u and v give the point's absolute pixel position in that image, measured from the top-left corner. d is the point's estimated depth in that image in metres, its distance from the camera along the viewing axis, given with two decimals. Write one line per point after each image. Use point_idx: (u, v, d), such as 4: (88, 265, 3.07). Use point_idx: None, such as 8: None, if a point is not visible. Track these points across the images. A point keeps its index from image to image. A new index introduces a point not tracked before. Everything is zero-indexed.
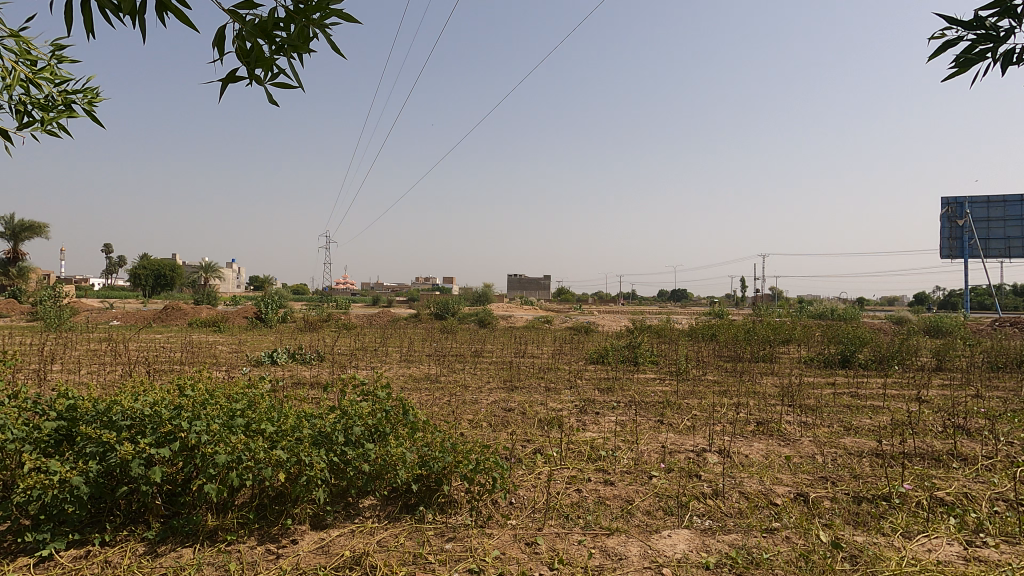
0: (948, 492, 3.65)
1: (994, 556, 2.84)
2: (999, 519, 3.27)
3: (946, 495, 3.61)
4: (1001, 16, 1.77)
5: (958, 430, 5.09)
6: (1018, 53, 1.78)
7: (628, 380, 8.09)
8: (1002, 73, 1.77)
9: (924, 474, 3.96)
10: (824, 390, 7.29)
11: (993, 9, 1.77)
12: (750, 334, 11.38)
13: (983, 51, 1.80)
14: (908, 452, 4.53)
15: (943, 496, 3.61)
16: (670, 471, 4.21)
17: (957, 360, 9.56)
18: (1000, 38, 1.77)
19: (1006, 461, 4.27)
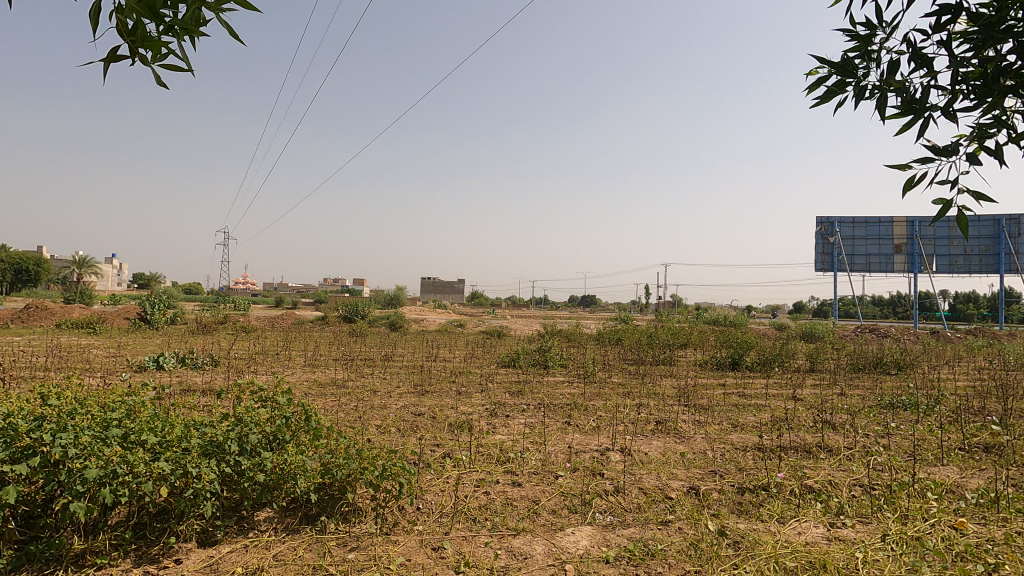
0: (816, 479, 4.07)
1: (851, 535, 3.20)
2: (856, 501, 3.70)
3: (814, 483, 4.02)
4: (861, 57, 2.02)
5: (825, 425, 5.70)
6: (870, 91, 2.01)
7: (537, 384, 8.27)
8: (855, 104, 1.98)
9: (797, 465, 4.39)
10: (716, 390, 7.89)
11: (855, 51, 2.02)
12: (652, 339, 12.07)
13: (845, 85, 2.02)
14: (785, 445, 5.01)
15: (811, 483, 4.02)
16: (575, 470, 4.35)
17: (827, 362, 10.72)
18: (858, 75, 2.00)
19: (863, 450, 4.85)
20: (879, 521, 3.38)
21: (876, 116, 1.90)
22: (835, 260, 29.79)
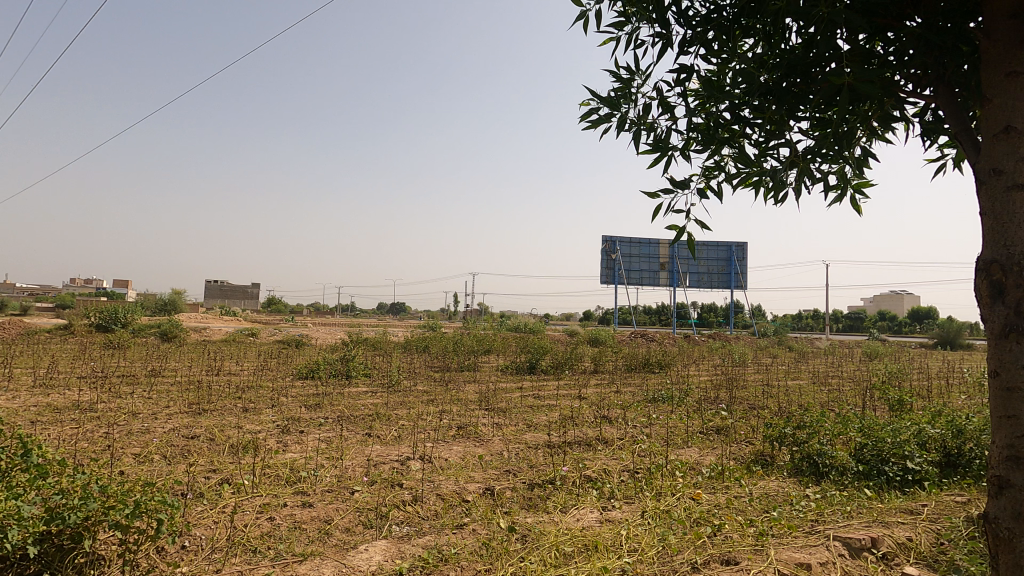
0: (593, 468, 4.57)
1: (617, 515, 3.66)
2: (623, 485, 4.24)
3: (591, 472, 4.51)
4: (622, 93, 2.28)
5: (603, 419, 6.45)
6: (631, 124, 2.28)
7: (338, 395, 7.86)
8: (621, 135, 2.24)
9: (578, 458, 4.88)
10: (514, 394, 8.39)
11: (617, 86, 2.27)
12: (458, 346, 12.38)
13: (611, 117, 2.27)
14: (569, 441, 5.54)
15: (589, 473, 4.50)
16: (373, 483, 4.21)
17: (607, 364, 12.18)
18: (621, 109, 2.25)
19: (631, 439, 5.60)
20: (640, 499, 3.94)
21: (634, 149, 2.22)
22: (616, 274, 34.14)
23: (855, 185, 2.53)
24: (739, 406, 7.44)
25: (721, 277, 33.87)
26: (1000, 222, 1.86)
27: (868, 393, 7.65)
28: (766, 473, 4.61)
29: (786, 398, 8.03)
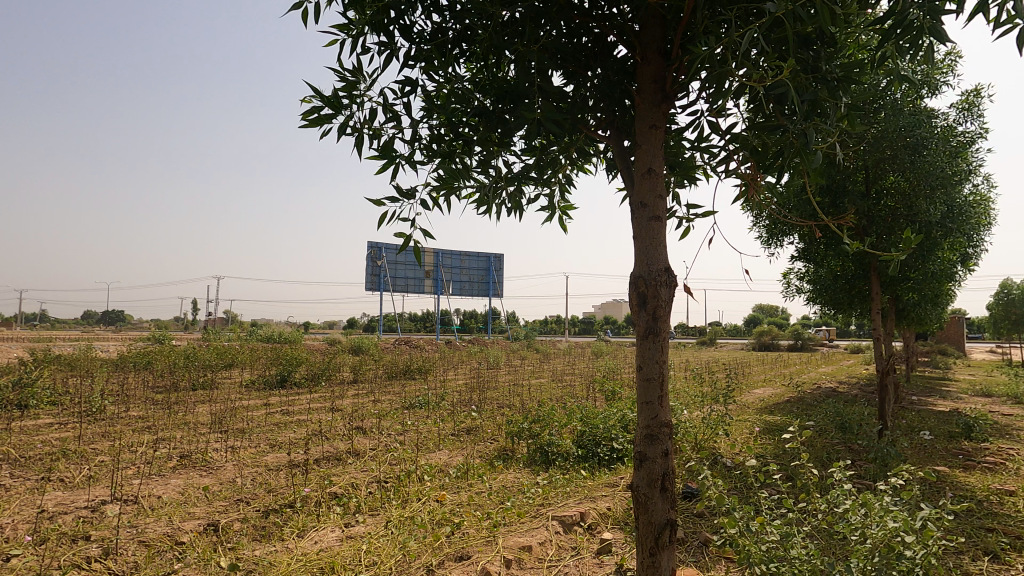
0: (339, 484, 4.36)
1: (360, 530, 3.55)
2: (369, 497, 4.14)
3: (337, 487, 4.30)
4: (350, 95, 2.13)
5: (357, 431, 6.25)
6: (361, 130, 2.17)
7: (3, 432, 6.02)
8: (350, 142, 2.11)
9: (324, 474, 4.61)
10: (258, 411, 7.57)
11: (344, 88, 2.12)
12: (190, 361, 10.67)
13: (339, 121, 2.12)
14: (317, 457, 5.21)
15: (335, 489, 4.28)
16: (42, 543, 3.30)
17: (367, 372, 11.90)
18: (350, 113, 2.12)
19: (383, 449, 5.53)
20: (386, 508, 3.90)
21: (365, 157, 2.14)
22: None
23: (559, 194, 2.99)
24: (488, 406, 8.02)
25: (481, 286, 36.28)
26: (643, 246, 2.20)
27: (590, 386, 9.02)
28: (506, 467, 5.05)
29: (528, 395, 8.95)
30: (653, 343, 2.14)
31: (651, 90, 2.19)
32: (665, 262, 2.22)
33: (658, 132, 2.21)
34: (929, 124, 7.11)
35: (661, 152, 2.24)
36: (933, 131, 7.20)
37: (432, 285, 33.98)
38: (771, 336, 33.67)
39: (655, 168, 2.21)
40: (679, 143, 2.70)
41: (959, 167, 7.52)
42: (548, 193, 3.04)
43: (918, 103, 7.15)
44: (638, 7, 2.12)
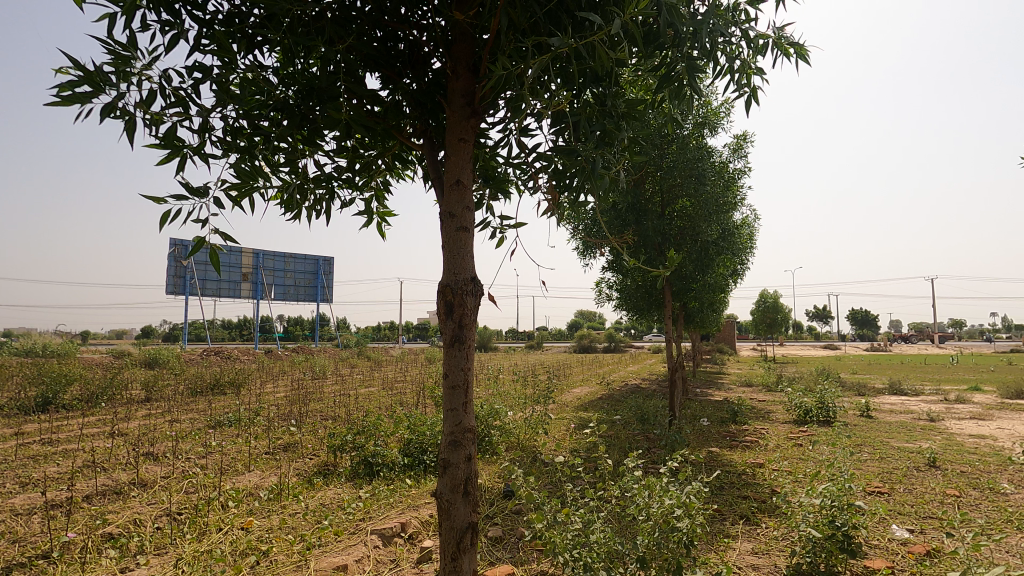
0: (118, 522, 3.70)
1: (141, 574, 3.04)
2: (156, 534, 3.57)
3: (114, 527, 3.63)
4: (117, 74, 1.81)
5: (145, 458, 5.38)
6: (133, 117, 1.86)
7: None
8: (117, 129, 1.80)
9: (97, 512, 3.88)
10: (4, 444, 6.09)
11: (110, 65, 1.79)
12: None
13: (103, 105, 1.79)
14: (87, 493, 4.36)
15: (111, 529, 3.61)
16: None
17: (163, 389, 10.33)
18: (118, 96, 1.80)
19: (179, 476, 4.84)
20: (176, 544, 3.41)
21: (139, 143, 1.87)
22: None
23: (375, 194, 2.95)
24: (310, 420, 7.51)
25: (308, 291, 33.95)
26: (451, 255, 2.27)
27: (420, 393, 8.97)
28: (325, 484, 4.79)
29: (355, 406, 8.59)
30: (459, 351, 2.20)
31: (461, 105, 2.26)
32: (472, 272, 2.31)
33: (467, 146, 2.30)
34: (708, 159, 8.46)
35: (471, 165, 2.33)
36: (711, 166, 8.60)
37: (250, 289, 30.85)
38: (590, 340, 36.94)
39: (464, 180, 2.30)
40: (493, 158, 2.83)
41: (729, 197, 9.08)
42: (364, 198, 2.99)
43: (701, 140, 8.47)
44: (449, 23, 2.18)
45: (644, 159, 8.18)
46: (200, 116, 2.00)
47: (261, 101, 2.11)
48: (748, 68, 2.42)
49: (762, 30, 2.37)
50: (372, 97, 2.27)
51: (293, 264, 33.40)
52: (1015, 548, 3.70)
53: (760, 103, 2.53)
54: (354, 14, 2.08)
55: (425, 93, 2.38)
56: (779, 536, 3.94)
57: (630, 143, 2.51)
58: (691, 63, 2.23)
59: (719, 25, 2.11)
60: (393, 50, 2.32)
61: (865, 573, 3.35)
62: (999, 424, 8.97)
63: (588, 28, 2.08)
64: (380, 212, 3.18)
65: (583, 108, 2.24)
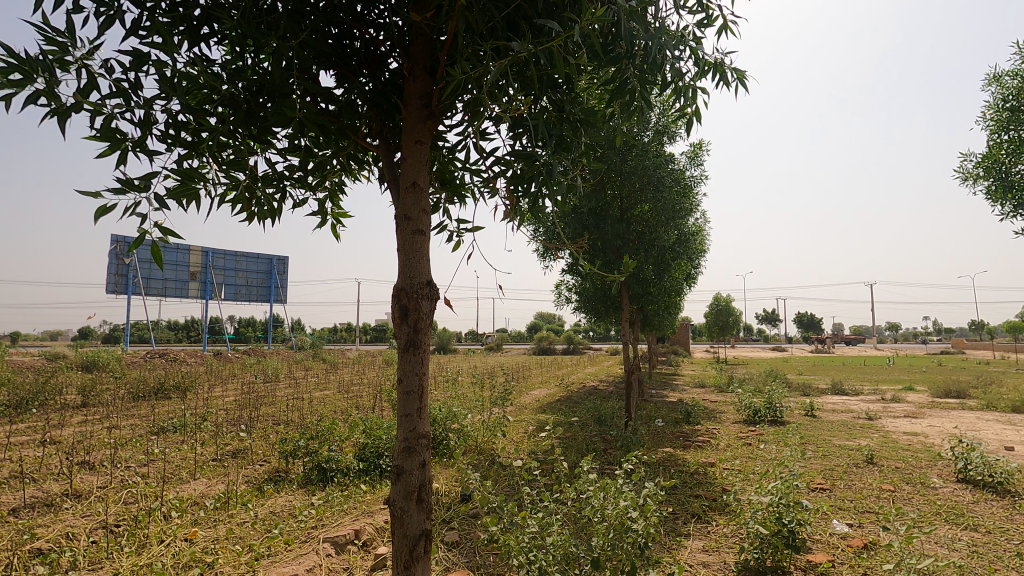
0: (48, 537, 3.47)
1: None
2: (91, 548, 3.37)
3: (44, 543, 3.40)
4: (53, 63, 1.70)
5: (80, 467, 5.07)
6: (68, 109, 1.76)
7: None
8: (49, 122, 1.69)
9: (25, 526, 3.62)
10: None
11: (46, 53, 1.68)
12: None
13: (34, 95, 1.68)
14: (14, 506, 4.07)
15: (40, 544, 3.38)
16: None
17: (101, 394, 9.76)
18: (52, 88, 1.70)
19: (117, 486, 4.58)
20: (113, 558, 3.22)
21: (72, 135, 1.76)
22: None
23: (329, 194, 2.88)
24: (261, 425, 7.26)
25: (261, 291, 32.87)
26: (407, 258, 2.24)
27: (376, 397, 8.82)
28: (276, 491, 4.64)
29: (309, 410, 8.36)
30: (414, 357, 2.17)
31: (418, 106, 2.24)
32: (428, 277, 2.28)
33: (423, 148, 2.28)
34: (666, 166, 8.66)
35: (428, 167, 2.31)
36: (669, 173, 8.80)
37: (198, 289, 29.61)
38: (548, 342, 37.23)
39: (420, 182, 2.27)
40: (450, 162, 2.82)
41: (686, 203, 9.33)
42: (317, 198, 2.92)
43: (660, 148, 8.67)
44: (407, 23, 2.17)
45: (605, 165, 8.31)
46: (141, 108, 1.90)
47: (207, 95, 2.03)
48: (694, 87, 2.49)
49: (708, 53, 2.45)
50: (327, 95, 2.22)
51: (245, 263, 32.25)
52: (942, 539, 3.94)
53: (702, 124, 2.60)
54: (309, 9, 2.03)
55: (381, 93, 2.35)
56: (728, 533, 4.06)
57: (585, 151, 2.53)
58: (643, 75, 2.28)
59: (669, 41, 2.16)
60: (349, 48, 2.28)
61: (807, 567, 3.49)
62: (929, 422, 9.54)
63: (544, 34, 2.11)
64: (335, 213, 3.11)
65: (539, 115, 2.26)
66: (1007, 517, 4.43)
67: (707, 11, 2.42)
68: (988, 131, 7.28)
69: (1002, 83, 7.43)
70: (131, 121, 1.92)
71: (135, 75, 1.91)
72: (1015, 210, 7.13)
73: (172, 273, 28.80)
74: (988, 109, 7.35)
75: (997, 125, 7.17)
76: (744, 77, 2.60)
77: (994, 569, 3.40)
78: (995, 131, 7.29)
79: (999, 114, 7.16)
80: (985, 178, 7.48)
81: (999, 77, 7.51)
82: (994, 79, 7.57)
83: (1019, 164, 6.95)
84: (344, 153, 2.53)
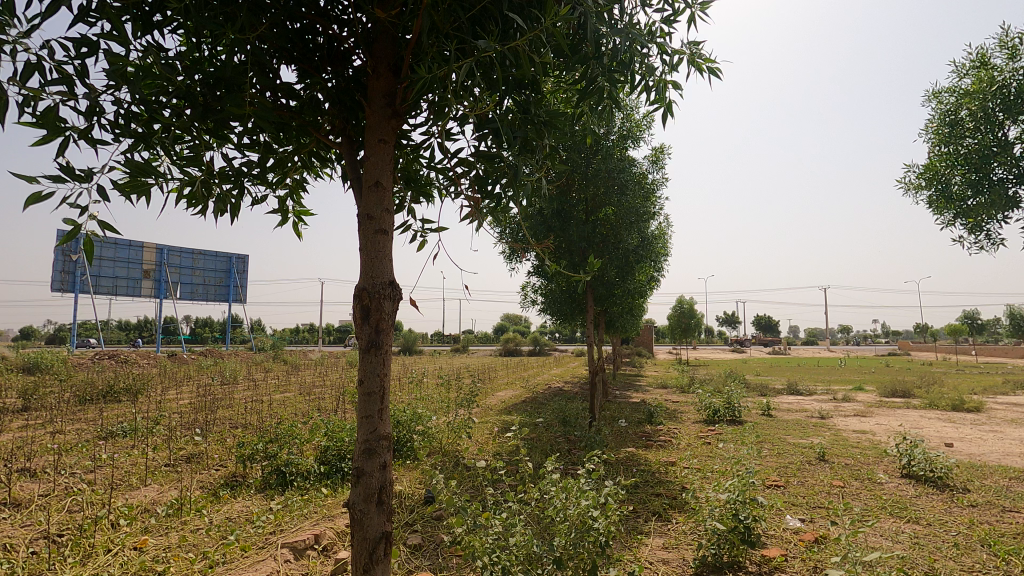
0: None
1: None
2: (32, 558, 3.20)
3: None
4: None
5: (21, 474, 4.82)
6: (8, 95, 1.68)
7: None
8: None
9: None
10: None
11: None
12: None
13: None
14: None
15: None
16: None
17: (45, 397, 9.27)
18: None
19: (61, 494, 4.37)
20: (55, 570, 3.06)
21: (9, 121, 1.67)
22: None
23: (289, 191, 2.82)
24: (217, 428, 7.03)
25: (219, 290, 31.87)
26: (368, 257, 2.21)
27: (339, 399, 8.67)
28: (232, 496, 4.51)
29: (268, 413, 8.15)
30: (375, 357, 2.15)
31: (382, 105, 2.22)
32: (390, 276, 2.26)
33: (387, 147, 2.26)
34: (630, 170, 8.80)
35: (391, 167, 2.29)
36: (633, 176, 8.95)
37: (152, 287, 28.48)
38: (514, 342, 37.32)
39: (383, 181, 2.25)
40: (415, 161, 2.81)
41: (649, 207, 9.50)
42: (277, 195, 2.86)
43: (624, 152, 8.81)
44: (371, 20, 2.14)
45: (570, 168, 8.40)
46: (88, 97, 1.83)
47: (159, 86, 1.96)
48: (665, 82, 2.55)
49: (676, 47, 2.51)
50: (288, 90, 2.18)
51: (202, 262, 31.15)
52: (887, 531, 4.13)
53: (674, 115, 2.66)
54: (269, 2, 1.98)
55: (344, 91, 2.32)
56: (687, 530, 4.16)
57: (551, 151, 2.55)
58: (610, 75, 2.32)
59: (636, 40, 2.21)
60: (312, 43, 2.24)
61: (762, 561, 3.60)
62: (877, 420, 9.98)
63: (511, 34, 2.12)
64: (295, 211, 3.05)
65: (506, 115, 2.26)
66: (946, 510, 4.67)
67: (673, 7, 2.48)
68: (929, 143, 7.64)
69: (941, 98, 7.80)
70: (75, 110, 1.84)
71: (81, 62, 1.83)
72: (954, 219, 7.51)
73: (124, 270, 27.63)
74: (928, 123, 7.70)
75: (937, 138, 7.53)
76: (716, 64, 2.68)
77: (933, 559, 3.58)
78: (936, 144, 7.65)
79: (938, 128, 7.52)
80: (926, 188, 7.85)
81: (939, 92, 7.89)
82: (934, 94, 7.95)
83: (956, 175, 7.32)
84: (305, 150, 2.48)
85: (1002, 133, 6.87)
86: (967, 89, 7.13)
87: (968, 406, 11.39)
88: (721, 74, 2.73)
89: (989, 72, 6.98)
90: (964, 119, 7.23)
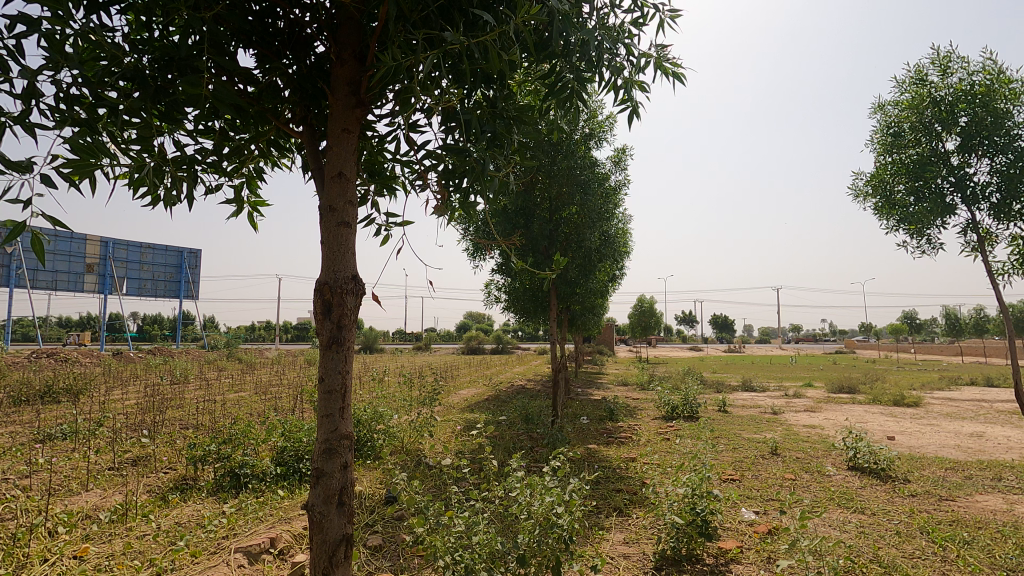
0: None
1: None
2: None
3: None
4: None
5: None
6: None
7: None
8: None
9: None
10: None
11: None
12: None
13: None
14: None
15: None
16: None
17: None
18: None
19: None
20: None
21: None
22: None
23: (247, 180, 2.72)
24: (166, 429, 6.76)
25: (170, 287, 30.60)
26: (330, 250, 2.15)
27: (297, 398, 8.45)
28: (182, 500, 4.33)
29: (222, 413, 7.88)
30: (337, 354, 2.10)
31: (346, 93, 2.16)
32: (354, 271, 2.21)
33: (351, 137, 2.20)
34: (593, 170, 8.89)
35: (354, 157, 2.24)
36: (596, 176, 9.04)
37: (95, 282, 27.01)
38: (477, 341, 37.28)
39: (347, 173, 2.19)
40: (379, 153, 2.76)
41: (611, 206, 9.64)
42: (232, 184, 2.75)
43: (587, 151, 8.88)
44: (334, 5, 2.09)
45: (535, 165, 8.45)
46: (24, 76, 1.71)
47: (105, 67, 1.85)
48: (632, 82, 2.58)
49: (643, 50, 2.55)
50: (246, 74, 2.10)
51: (152, 256, 29.83)
52: (835, 521, 4.32)
53: (642, 116, 2.69)
54: None
55: (306, 77, 2.25)
56: (647, 524, 4.24)
57: (518, 146, 2.54)
58: (579, 73, 2.33)
59: (604, 38, 2.23)
60: (271, 27, 2.17)
61: (718, 553, 3.70)
62: (824, 415, 10.46)
63: (478, 27, 2.10)
64: (251, 202, 2.95)
65: (473, 109, 2.24)
66: (889, 500, 4.92)
67: (642, 9, 2.51)
68: (875, 153, 7.96)
69: (884, 111, 8.16)
70: (9, 90, 1.72)
71: (17, 39, 1.71)
72: (897, 224, 7.92)
73: (64, 263, 26.10)
74: (873, 134, 8.05)
75: (881, 148, 7.87)
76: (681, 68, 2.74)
77: (878, 546, 3.76)
78: (881, 153, 7.99)
79: (882, 139, 7.86)
80: (872, 195, 8.21)
81: (882, 105, 8.25)
82: (877, 109, 8.31)
83: (900, 184, 7.69)
84: (263, 139, 2.40)
85: (939, 144, 7.28)
86: (906, 104, 7.49)
87: (907, 401, 12.05)
88: (685, 79, 2.78)
89: (926, 87, 7.34)
90: (906, 130, 7.59)
